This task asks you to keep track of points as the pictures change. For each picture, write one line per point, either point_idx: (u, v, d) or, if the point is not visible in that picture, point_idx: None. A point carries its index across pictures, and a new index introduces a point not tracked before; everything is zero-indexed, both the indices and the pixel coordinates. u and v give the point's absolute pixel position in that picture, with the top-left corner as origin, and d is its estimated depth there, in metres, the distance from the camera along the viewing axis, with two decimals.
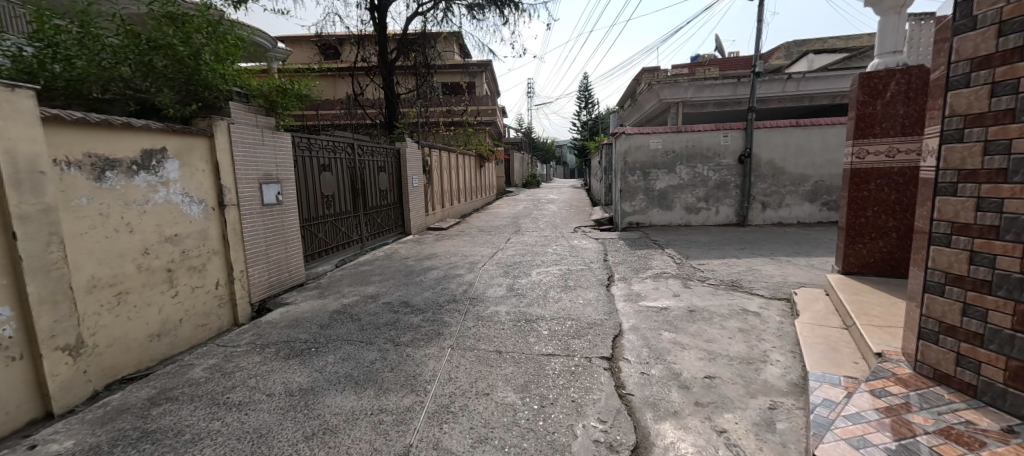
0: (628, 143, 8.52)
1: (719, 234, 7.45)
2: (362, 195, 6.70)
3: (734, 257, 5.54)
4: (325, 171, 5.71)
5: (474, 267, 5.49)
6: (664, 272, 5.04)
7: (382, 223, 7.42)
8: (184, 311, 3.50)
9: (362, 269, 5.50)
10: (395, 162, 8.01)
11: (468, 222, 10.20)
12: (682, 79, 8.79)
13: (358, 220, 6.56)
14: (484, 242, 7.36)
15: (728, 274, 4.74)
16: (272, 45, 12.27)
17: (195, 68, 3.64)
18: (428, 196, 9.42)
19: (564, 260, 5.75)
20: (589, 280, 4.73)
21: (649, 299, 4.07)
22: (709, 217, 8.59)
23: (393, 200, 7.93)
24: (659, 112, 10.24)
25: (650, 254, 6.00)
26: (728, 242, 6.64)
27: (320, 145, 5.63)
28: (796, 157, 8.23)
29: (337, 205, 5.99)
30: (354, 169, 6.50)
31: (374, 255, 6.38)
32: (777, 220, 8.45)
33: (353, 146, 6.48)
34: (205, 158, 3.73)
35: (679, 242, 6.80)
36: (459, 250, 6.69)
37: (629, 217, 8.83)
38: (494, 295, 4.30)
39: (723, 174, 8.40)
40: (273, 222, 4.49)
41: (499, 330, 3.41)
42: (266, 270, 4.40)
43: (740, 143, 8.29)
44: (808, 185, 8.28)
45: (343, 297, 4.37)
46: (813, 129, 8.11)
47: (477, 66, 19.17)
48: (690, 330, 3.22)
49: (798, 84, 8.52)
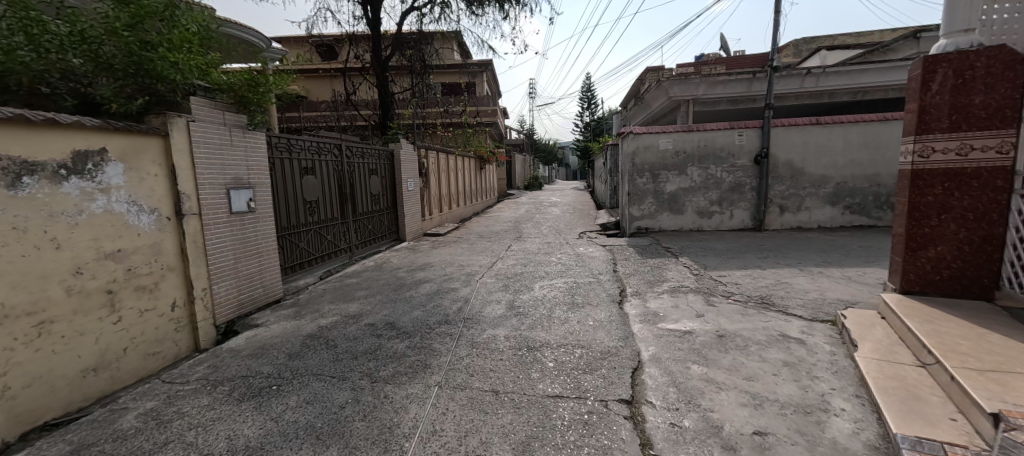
0: (636, 143, 8.01)
1: (736, 240, 6.92)
2: (351, 200, 6.20)
3: (758, 268, 5.01)
4: (307, 175, 5.20)
5: (471, 279, 4.98)
6: (682, 286, 4.50)
7: (374, 230, 6.93)
8: (131, 339, 2.99)
9: (347, 282, 5.00)
10: (388, 164, 7.52)
11: (467, 227, 9.68)
12: (693, 75, 8.22)
13: (346, 228, 6.06)
14: (482, 250, 6.85)
15: (755, 289, 4.21)
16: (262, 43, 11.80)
17: (144, 57, 3.10)
18: (424, 199, 8.92)
19: (570, 271, 5.23)
20: (599, 297, 4.21)
21: (668, 319, 3.54)
22: (723, 221, 8.05)
23: (386, 205, 7.44)
24: (667, 111, 9.71)
25: (664, 264, 5.48)
26: (749, 249, 6.10)
27: (302, 146, 5.14)
28: (816, 157, 7.69)
29: (323, 212, 5.50)
30: (342, 172, 6.02)
31: (363, 265, 5.88)
32: (796, 225, 7.91)
33: (341, 148, 5.99)
34: (158, 160, 3.24)
35: (694, 250, 6.27)
36: (455, 259, 6.19)
37: (637, 221, 8.30)
38: (491, 315, 3.79)
39: (738, 175, 7.86)
40: (243, 232, 4.00)
41: (496, 361, 2.89)
42: (234, 286, 3.90)
43: (756, 143, 7.76)
44: (830, 187, 7.74)
45: (322, 316, 3.87)
46: (835, 127, 7.58)
47: (476, 65, 18.68)
48: (724, 364, 2.69)
49: (817, 80, 7.98)
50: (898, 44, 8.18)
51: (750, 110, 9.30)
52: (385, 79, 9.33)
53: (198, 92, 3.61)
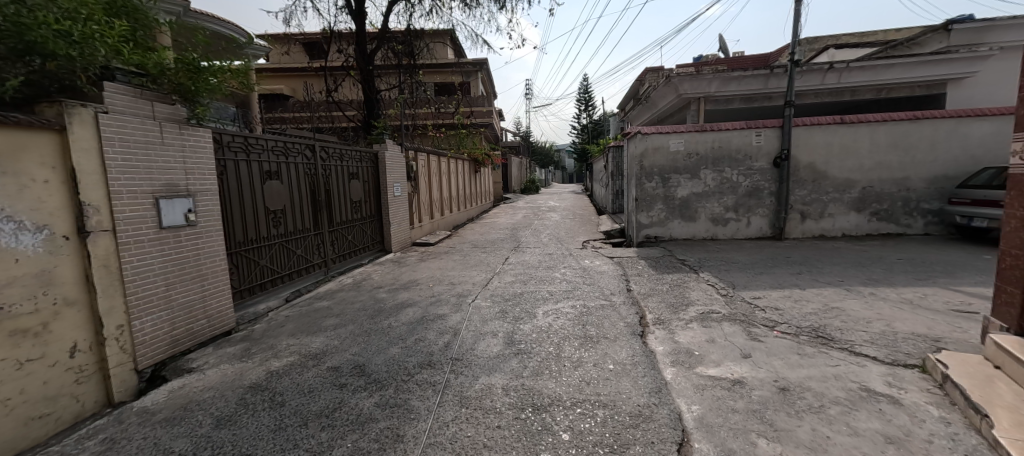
0: (645, 143, 7.32)
1: (758, 251, 6.25)
2: (326, 208, 5.43)
3: (796, 287, 4.31)
4: (271, 180, 4.44)
5: (462, 302, 4.23)
6: (712, 312, 3.79)
7: (355, 242, 6.15)
8: (3, 400, 2.16)
9: (316, 306, 4.25)
10: (371, 168, 6.78)
11: (460, 235, 8.93)
12: (706, 69, 7.50)
13: (320, 240, 5.29)
14: (476, 263, 6.10)
15: (802, 317, 3.50)
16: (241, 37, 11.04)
17: (36, 30, 2.23)
18: (413, 206, 8.17)
19: (578, 291, 4.50)
20: (616, 327, 3.49)
21: (707, 361, 2.83)
22: (739, 229, 7.38)
23: (370, 213, 6.68)
24: (675, 111, 9.07)
25: (685, 282, 4.78)
26: (776, 262, 5.44)
27: (265, 146, 4.37)
28: (841, 159, 7.05)
29: (291, 223, 4.73)
30: (316, 176, 5.25)
31: (339, 283, 5.12)
32: (819, 233, 7.26)
33: (314, 148, 5.22)
34: (48, 161, 2.45)
35: (715, 263, 5.59)
36: (446, 275, 5.44)
37: (645, 229, 7.59)
38: (485, 355, 3.04)
39: (756, 179, 7.21)
40: (178, 252, 3.23)
41: (492, 431, 2.15)
42: (166, 320, 3.12)
43: (775, 144, 7.11)
44: (854, 192, 7.11)
45: (274, 356, 3.11)
46: (860, 127, 6.96)
47: (471, 65, 17.95)
48: (802, 437, 1.97)
49: (840, 76, 7.36)
50: (927, 36, 7.54)
51: (764, 110, 8.66)
52: (370, 75, 8.61)
53: (118, 75, 2.87)
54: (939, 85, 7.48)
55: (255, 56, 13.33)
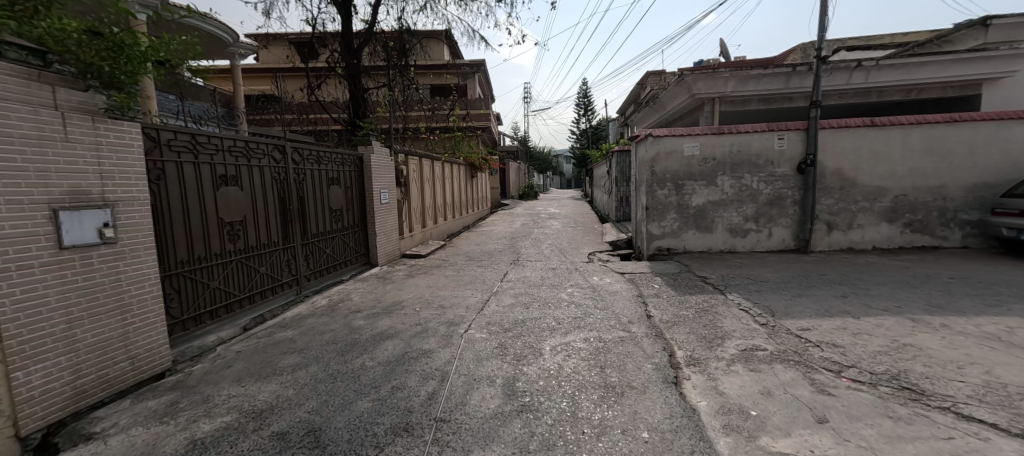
0: (656, 147, 6.70)
1: (785, 267, 5.60)
2: (298, 218, 4.73)
3: (848, 315, 3.65)
4: (226, 186, 3.73)
5: (454, 333, 3.55)
6: (756, 349, 3.11)
7: (334, 256, 5.45)
8: None
9: (277, 337, 3.54)
10: (355, 172, 6.10)
11: (454, 246, 8.25)
12: (722, 67, 6.88)
13: (289, 255, 4.57)
14: (471, 280, 5.41)
15: (872, 358, 2.84)
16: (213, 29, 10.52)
17: None
18: (404, 213, 7.50)
19: (590, 318, 3.82)
20: (642, 371, 2.80)
21: (770, 427, 2.15)
22: (760, 241, 6.74)
23: (353, 223, 5.98)
24: (686, 113, 8.46)
25: (713, 306, 4.10)
26: (812, 281, 4.79)
27: (219, 146, 3.67)
28: (871, 165, 6.45)
29: (253, 236, 4.03)
30: (285, 182, 4.55)
31: (311, 306, 4.42)
32: (847, 245, 6.63)
33: (283, 150, 4.53)
34: None
35: (742, 281, 4.93)
36: (436, 295, 4.76)
37: (657, 240, 6.92)
38: (480, 413, 2.35)
39: (778, 186, 6.59)
40: (86, 278, 2.50)
41: None
42: (65, 367, 2.39)
43: (799, 148, 6.50)
44: (886, 201, 6.49)
45: (206, 415, 2.40)
46: (893, 130, 6.36)
47: (468, 66, 17.32)
48: None
49: (867, 75, 6.77)
50: (960, 33, 7.00)
51: (781, 112, 8.07)
52: (358, 73, 7.98)
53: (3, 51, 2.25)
54: (974, 85, 6.92)
55: (242, 55, 12.70)
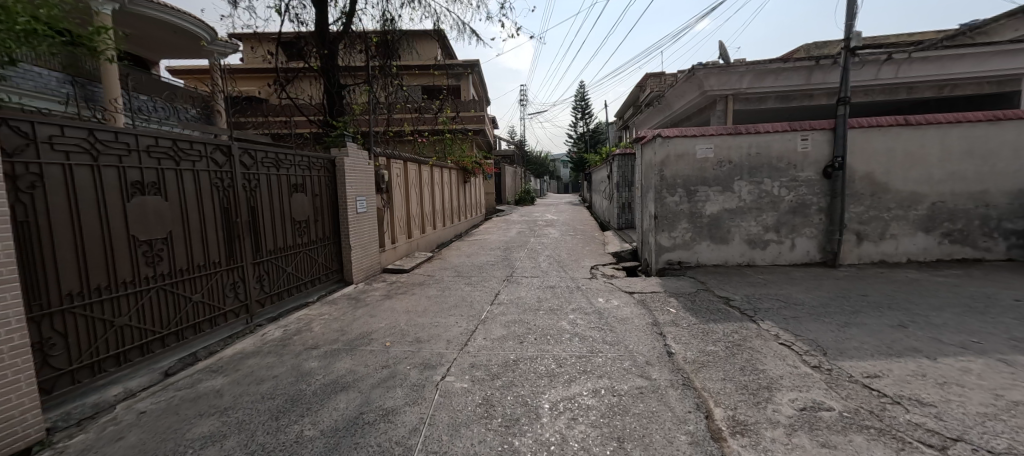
0: (665, 149, 6.00)
1: (817, 285, 4.89)
2: (249, 232, 3.98)
3: (920, 355, 2.93)
4: (142, 196, 2.98)
5: (428, 382, 2.80)
6: (818, 408, 2.38)
7: (299, 275, 4.70)
8: None
9: (202, 388, 2.78)
10: (326, 178, 5.35)
11: (442, 258, 7.50)
12: (738, 62, 6.22)
13: (236, 278, 3.81)
14: (457, 303, 4.66)
15: (986, 428, 2.10)
16: (176, 22, 9.72)
17: None
18: (386, 223, 6.76)
19: (599, 359, 3.08)
20: (675, 447, 2.05)
21: None
22: (781, 253, 6.04)
23: (323, 236, 5.23)
24: (695, 113, 7.79)
25: (747, 341, 3.38)
26: (855, 305, 4.08)
27: (132, 146, 2.94)
28: (904, 169, 5.79)
29: (183, 257, 3.28)
30: (232, 190, 3.81)
31: (261, 339, 3.66)
32: (878, 258, 5.95)
33: (229, 152, 3.78)
34: None
35: (772, 304, 4.21)
36: (414, 323, 4.02)
37: (667, 253, 6.20)
38: None
39: (802, 192, 5.90)
40: None
41: None
42: None
43: (825, 150, 5.83)
44: (921, 209, 5.83)
45: None
46: (929, 129, 5.70)
47: (462, 66, 16.64)
48: None
49: (897, 69, 6.15)
50: (998, 24, 6.38)
51: (799, 112, 7.42)
52: (336, 69, 7.31)
53: None
54: (1013, 80, 6.29)
55: (224, 54, 11.99)
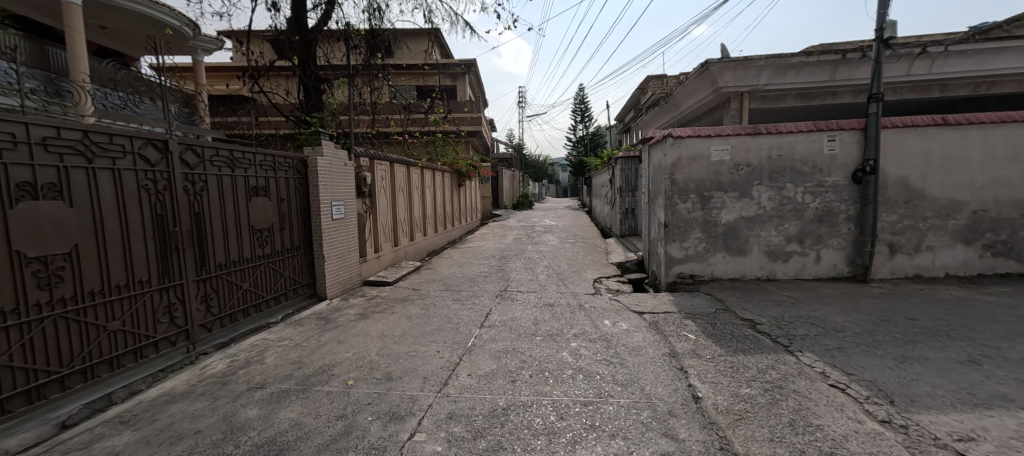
0: (676, 151, 5.41)
1: (854, 305, 4.29)
2: (192, 243, 3.36)
3: (1019, 406, 2.32)
4: (33, 200, 2.36)
5: (392, 442, 2.16)
6: None
7: (258, 291, 4.09)
8: None
9: (97, 450, 2.14)
10: (295, 180, 4.74)
11: (431, 269, 6.89)
12: (756, 55, 5.65)
13: (170, 299, 3.18)
14: (441, 325, 4.04)
15: None
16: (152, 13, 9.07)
17: None
18: (368, 230, 6.13)
19: (610, 408, 2.46)
20: None
21: None
22: (805, 266, 5.44)
23: (290, 247, 4.60)
24: (706, 113, 7.22)
25: (791, 382, 2.76)
26: (907, 333, 3.47)
27: (21, 137, 2.32)
28: (942, 173, 5.21)
29: (94, 276, 2.65)
30: (168, 193, 3.19)
31: (199, 374, 3.04)
32: (913, 272, 5.36)
33: (165, 147, 3.17)
34: None
35: (808, 331, 3.59)
36: (387, 352, 3.40)
37: (678, 265, 5.60)
38: None
39: (828, 199, 5.32)
40: None
41: None
42: None
43: (854, 152, 5.25)
44: (961, 218, 5.25)
45: None
46: (971, 129, 5.13)
47: (458, 66, 16.09)
48: None
49: (932, 63, 5.59)
50: None
51: (818, 111, 6.86)
52: (312, 61, 6.71)
53: None
54: None
55: (207, 50, 11.38)
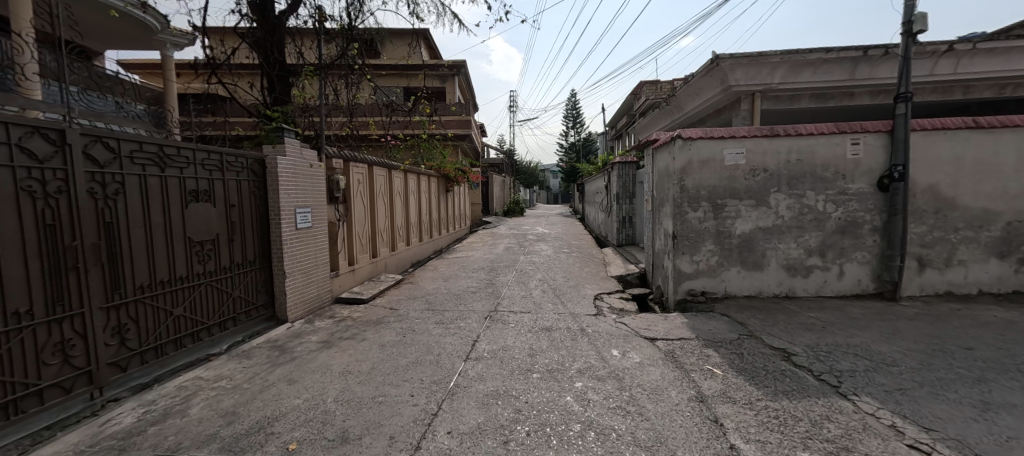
0: (686, 153, 4.86)
1: (894, 330, 3.75)
2: (99, 261, 2.66)
3: None
4: None
5: None
6: None
7: (197, 317, 3.39)
8: None
9: None
10: (249, 182, 4.05)
11: (413, 283, 6.22)
12: (771, 50, 5.16)
13: (65, 333, 2.47)
14: (418, 357, 3.38)
15: None
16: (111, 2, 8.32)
17: None
18: (342, 242, 5.44)
19: None
20: None
21: None
22: (827, 282, 4.93)
23: (241, 261, 3.90)
24: (711, 114, 6.73)
25: (860, 441, 2.17)
26: (970, 368, 2.93)
27: None
28: (974, 181, 4.76)
29: None
30: (65, 196, 2.50)
31: (95, 433, 2.32)
32: (943, 289, 4.88)
33: (60, 137, 2.49)
34: None
35: (855, 365, 3.03)
36: (348, 396, 2.73)
37: (688, 281, 5.03)
38: None
39: (852, 208, 4.83)
40: None
41: None
42: None
43: (880, 157, 4.78)
44: (994, 230, 4.79)
45: None
46: (1005, 132, 4.69)
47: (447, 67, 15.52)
48: None
49: (957, 62, 5.17)
50: None
51: (832, 114, 6.41)
52: (279, 52, 6.15)
53: None
54: None
55: (177, 45, 10.62)
